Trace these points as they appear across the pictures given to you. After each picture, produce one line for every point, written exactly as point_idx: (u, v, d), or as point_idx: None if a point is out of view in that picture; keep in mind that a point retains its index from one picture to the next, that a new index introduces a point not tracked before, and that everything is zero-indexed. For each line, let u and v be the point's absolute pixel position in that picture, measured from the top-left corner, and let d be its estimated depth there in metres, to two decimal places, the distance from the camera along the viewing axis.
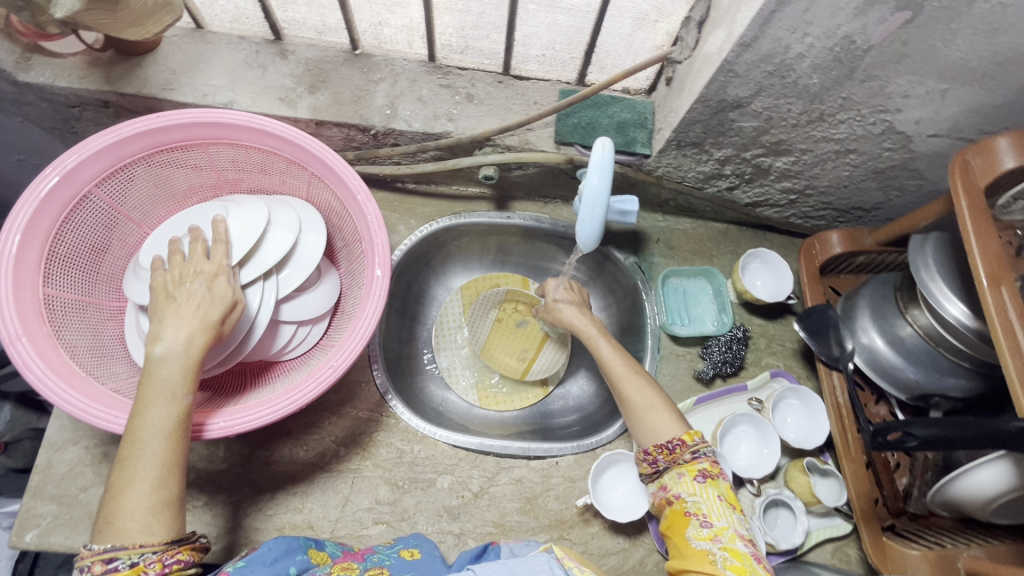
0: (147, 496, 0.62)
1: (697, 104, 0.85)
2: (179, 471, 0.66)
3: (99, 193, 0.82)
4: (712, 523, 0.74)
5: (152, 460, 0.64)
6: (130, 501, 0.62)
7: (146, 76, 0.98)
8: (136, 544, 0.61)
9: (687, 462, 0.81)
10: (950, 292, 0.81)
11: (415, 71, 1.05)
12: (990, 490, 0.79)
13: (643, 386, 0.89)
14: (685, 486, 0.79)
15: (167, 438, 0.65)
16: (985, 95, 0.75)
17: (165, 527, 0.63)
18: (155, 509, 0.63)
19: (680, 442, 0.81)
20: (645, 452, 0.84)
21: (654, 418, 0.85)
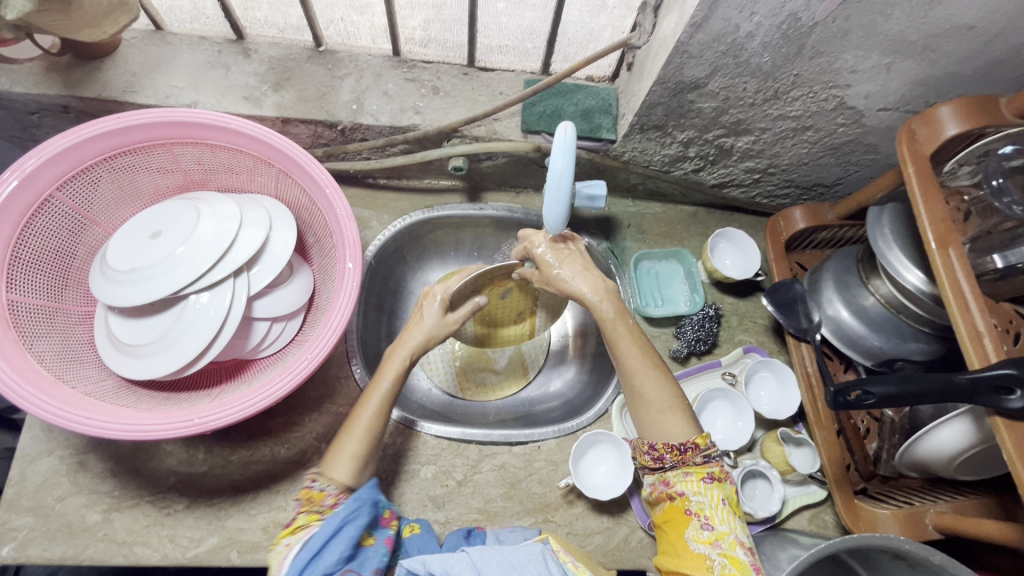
0: (357, 451, 0.77)
1: (656, 87, 0.87)
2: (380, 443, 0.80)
3: (62, 197, 0.81)
4: (714, 527, 0.74)
5: (369, 423, 0.79)
6: (350, 448, 0.77)
7: (106, 79, 0.97)
8: (337, 480, 0.75)
9: (697, 464, 0.79)
10: (907, 260, 0.84)
11: (379, 66, 1.05)
12: (952, 447, 0.82)
13: (660, 381, 0.83)
14: (690, 485, 0.78)
15: (385, 408, 0.81)
16: (927, 67, 0.79)
17: (360, 478, 0.77)
18: (357, 463, 0.77)
19: (693, 445, 0.79)
20: (652, 446, 0.81)
21: (667, 419, 0.81)
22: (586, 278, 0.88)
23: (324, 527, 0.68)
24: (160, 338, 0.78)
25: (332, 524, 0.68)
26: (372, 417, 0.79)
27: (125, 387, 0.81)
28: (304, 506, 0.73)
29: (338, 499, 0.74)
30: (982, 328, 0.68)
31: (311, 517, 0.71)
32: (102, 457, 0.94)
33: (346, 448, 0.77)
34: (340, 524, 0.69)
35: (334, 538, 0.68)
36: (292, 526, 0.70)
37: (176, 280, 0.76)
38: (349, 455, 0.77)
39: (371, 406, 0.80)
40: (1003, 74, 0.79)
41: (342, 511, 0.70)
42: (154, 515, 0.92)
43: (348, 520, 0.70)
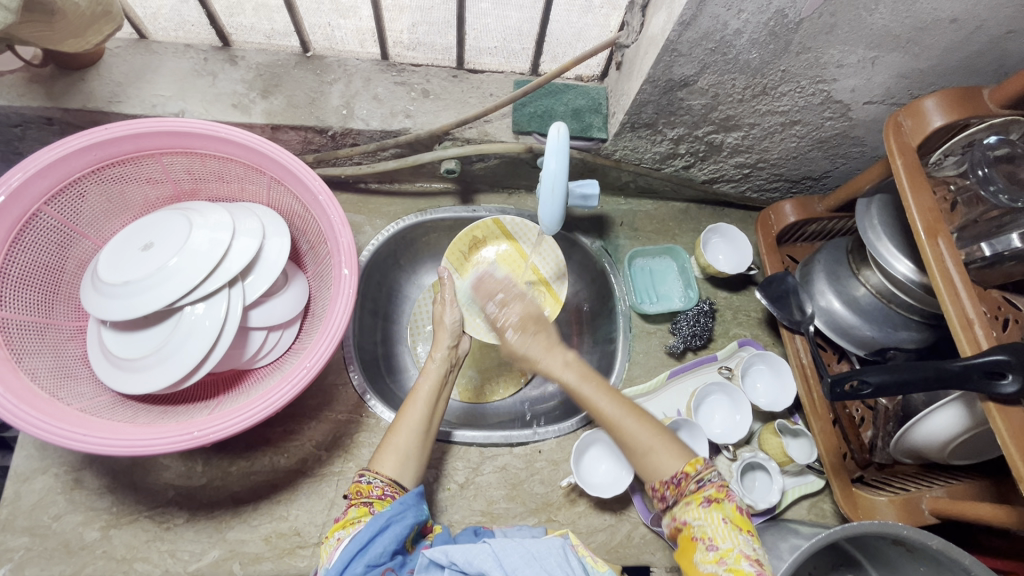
0: (401, 447, 0.80)
1: (646, 85, 0.87)
2: (428, 438, 0.83)
3: (50, 211, 0.80)
4: (717, 546, 0.69)
5: (417, 415, 0.83)
6: (398, 439, 0.81)
7: (91, 90, 0.95)
8: (385, 470, 0.77)
9: (693, 492, 0.75)
10: (896, 251, 0.85)
11: (368, 70, 1.05)
12: (946, 431, 0.83)
13: (639, 424, 0.81)
14: (690, 511, 0.73)
15: (429, 401, 0.85)
16: (911, 60, 0.80)
17: (404, 473, 0.79)
18: (401, 458, 0.80)
19: (683, 474, 0.76)
20: (653, 487, 0.78)
21: (655, 457, 0.78)
22: (552, 352, 0.90)
23: (372, 522, 0.70)
24: (155, 351, 0.77)
25: (377, 521, 0.70)
26: (416, 414, 0.83)
27: (121, 401, 0.80)
28: (353, 500, 0.75)
29: (385, 492, 0.76)
30: (973, 315, 0.69)
31: (360, 512, 0.73)
32: (98, 474, 0.92)
33: (392, 442, 0.80)
34: (387, 522, 0.70)
35: (381, 534, 0.69)
36: (343, 520, 0.72)
37: (170, 292, 0.75)
38: (395, 449, 0.80)
39: (417, 404, 0.84)
40: (986, 65, 0.81)
41: (388, 509, 0.71)
42: (154, 530, 0.91)
43: (395, 519, 0.71)
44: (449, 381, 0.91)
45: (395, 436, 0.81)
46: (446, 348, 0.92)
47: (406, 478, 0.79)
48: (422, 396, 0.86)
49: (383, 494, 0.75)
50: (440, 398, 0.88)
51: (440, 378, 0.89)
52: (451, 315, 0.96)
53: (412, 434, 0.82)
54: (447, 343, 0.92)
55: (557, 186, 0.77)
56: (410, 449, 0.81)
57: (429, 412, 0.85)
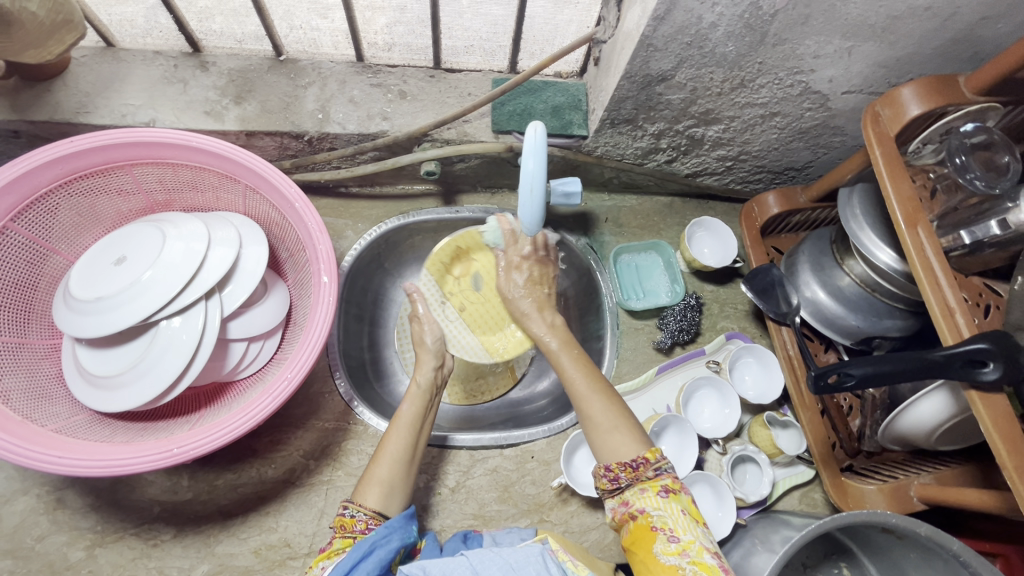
0: (385, 476, 0.79)
1: (624, 81, 0.86)
2: (410, 467, 0.82)
3: (18, 228, 0.78)
4: (679, 538, 0.67)
5: (398, 444, 0.82)
6: (379, 471, 0.79)
7: (57, 101, 0.93)
8: (364, 505, 0.76)
9: (650, 478, 0.72)
10: (878, 239, 0.85)
11: (343, 72, 1.03)
12: (931, 418, 0.83)
13: (605, 403, 0.80)
14: (648, 501, 0.71)
15: (409, 428, 0.84)
16: (887, 49, 0.80)
17: (389, 503, 0.78)
18: (385, 489, 0.78)
19: (642, 460, 0.73)
20: (607, 468, 0.74)
21: (618, 438, 0.76)
22: (542, 313, 0.95)
23: (355, 548, 0.69)
24: (132, 367, 0.75)
25: (361, 546, 0.69)
26: (399, 442, 0.82)
27: (99, 420, 0.79)
28: (337, 533, 0.74)
29: (368, 526, 0.74)
30: (954, 303, 0.69)
31: (345, 544, 0.72)
32: (81, 492, 0.91)
33: (375, 473, 0.79)
34: (370, 547, 0.69)
35: (364, 560, 0.68)
36: (327, 551, 0.71)
37: (143, 306, 0.74)
38: (375, 482, 0.78)
39: (400, 431, 0.83)
40: (962, 51, 0.81)
41: (372, 535, 0.71)
42: (140, 548, 0.89)
43: (379, 543, 0.71)
44: (432, 404, 0.90)
45: (377, 466, 0.80)
46: (428, 373, 0.91)
47: (391, 508, 0.78)
48: (404, 424, 0.84)
49: (367, 527, 0.74)
50: (425, 422, 0.87)
51: (423, 404, 0.87)
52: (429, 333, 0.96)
53: (394, 464, 0.80)
54: (429, 366, 0.92)
55: (534, 184, 0.75)
56: (393, 478, 0.79)
57: (412, 439, 0.83)
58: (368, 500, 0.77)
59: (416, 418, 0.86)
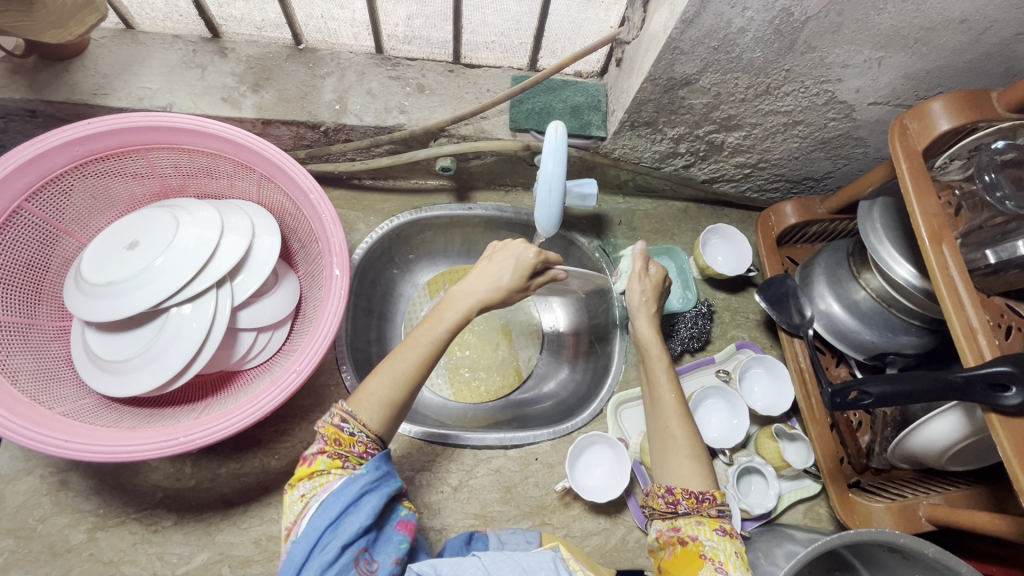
0: (390, 398, 0.71)
1: (647, 84, 0.85)
2: (416, 391, 0.75)
3: (32, 208, 0.77)
4: (727, 571, 0.67)
5: (410, 367, 0.73)
6: (383, 390, 0.71)
7: (75, 81, 0.92)
8: (362, 422, 0.69)
9: (711, 516, 0.74)
10: (897, 254, 0.83)
11: (362, 63, 1.02)
12: (946, 438, 0.82)
13: (688, 430, 0.83)
14: (702, 530, 0.72)
15: (429, 351, 0.75)
16: (918, 61, 0.78)
17: (387, 428, 0.72)
18: (389, 410, 0.71)
19: (710, 496, 0.75)
20: (669, 490, 0.76)
21: (692, 466, 0.79)
22: (646, 310, 0.93)
23: (343, 493, 0.62)
24: (143, 352, 0.75)
25: (351, 491, 0.62)
26: (416, 365, 0.73)
27: (106, 404, 0.78)
28: (328, 446, 0.67)
29: (366, 450, 0.68)
30: (976, 324, 0.67)
31: (332, 464, 0.65)
32: (84, 475, 0.91)
33: (380, 392, 0.71)
34: (360, 493, 0.62)
35: (353, 507, 0.62)
36: (313, 470, 0.65)
37: (157, 291, 0.73)
38: (382, 401, 0.71)
39: (414, 353, 0.74)
40: (994, 67, 0.79)
41: (363, 478, 0.63)
42: (141, 533, 0.89)
43: (370, 489, 0.63)
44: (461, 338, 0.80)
45: (383, 380, 0.72)
46: (490, 287, 0.80)
47: (388, 434, 0.72)
48: (429, 348, 0.75)
49: (364, 452, 0.68)
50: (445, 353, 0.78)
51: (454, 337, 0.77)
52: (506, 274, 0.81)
53: (403, 387, 0.72)
54: (475, 297, 0.79)
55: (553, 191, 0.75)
56: (400, 404, 0.72)
57: (428, 367, 0.75)
58: (372, 421, 0.70)
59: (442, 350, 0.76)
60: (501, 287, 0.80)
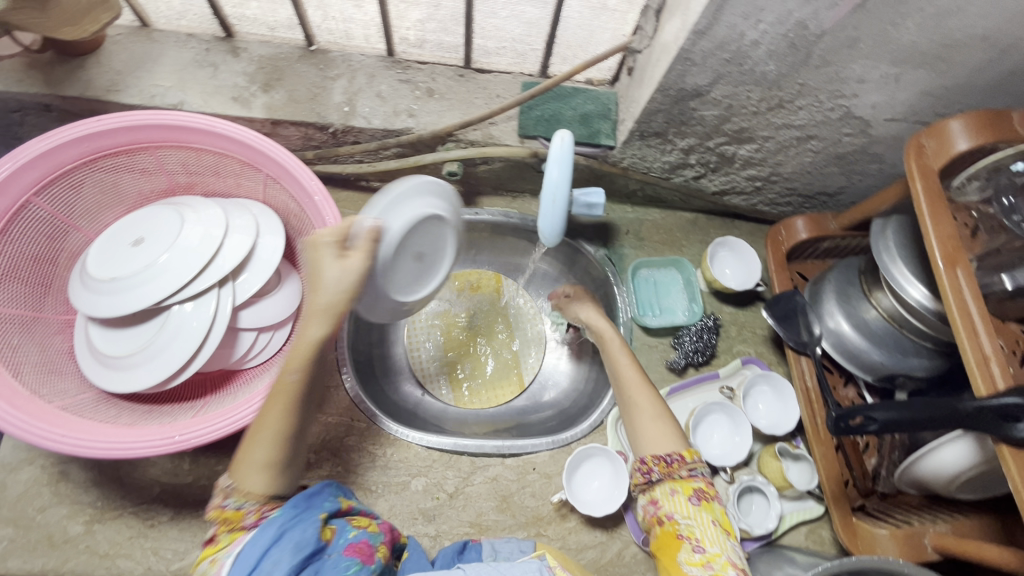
0: (266, 460, 0.66)
1: (657, 94, 0.84)
2: (295, 440, 0.69)
3: (41, 202, 0.78)
4: (705, 548, 0.71)
5: (273, 426, 0.67)
6: (255, 454, 0.66)
7: (90, 77, 0.94)
8: (242, 495, 0.66)
9: (683, 478, 0.78)
10: (911, 275, 0.81)
11: (373, 66, 1.02)
12: (955, 466, 0.80)
13: (649, 396, 0.87)
14: (678, 505, 0.76)
15: (287, 403, 0.67)
16: (937, 78, 0.76)
17: (279, 484, 0.68)
18: (271, 471, 0.67)
19: (679, 457, 0.79)
20: (642, 461, 0.80)
21: (659, 427, 0.83)
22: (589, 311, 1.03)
23: (263, 537, 0.62)
24: (144, 348, 0.75)
25: (270, 533, 0.62)
26: (279, 422, 0.67)
27: (106, 399, 0.79)
28: (222, 527, 0.65)
29: (262, 514, 0.66)
30: (989, 351, 0.65)
31: (232, 537, 0.64)
32: (84, 468, 0.91)
33: (251, 457, 0.66)
34: (280, 532, 0.62)
35: (276, 548, 0.61)
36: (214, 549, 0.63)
37: (158, 289, 0.74)
38: (261, 465, 0.66)
39: (277, 408, 0.67)
40: (1017, 86, 0.77)
41: (277, 520, 0.63)
42: (137, 527, 0.90)
43: (289, 526, 0.63)
44: (326, 362, 0.69)
45: (256, 445, 0.66)
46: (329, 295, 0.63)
47: (282, 487, 0.68)
48: (289, 396, 0.67)
49: (260, 518, 0.65)
50: (315, 387, 0.69)
51: (315, 370, 0.67)
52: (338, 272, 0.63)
53: (283, 441, 0.67)
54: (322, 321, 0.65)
55: (361, 220, 0.66)
56: (284, 457, 0.67)
57: (297, 415, 0.68)
58: (257, 488, 0.66)
59: (302, 392, 0.67)
60: (323, 307, 0.63)
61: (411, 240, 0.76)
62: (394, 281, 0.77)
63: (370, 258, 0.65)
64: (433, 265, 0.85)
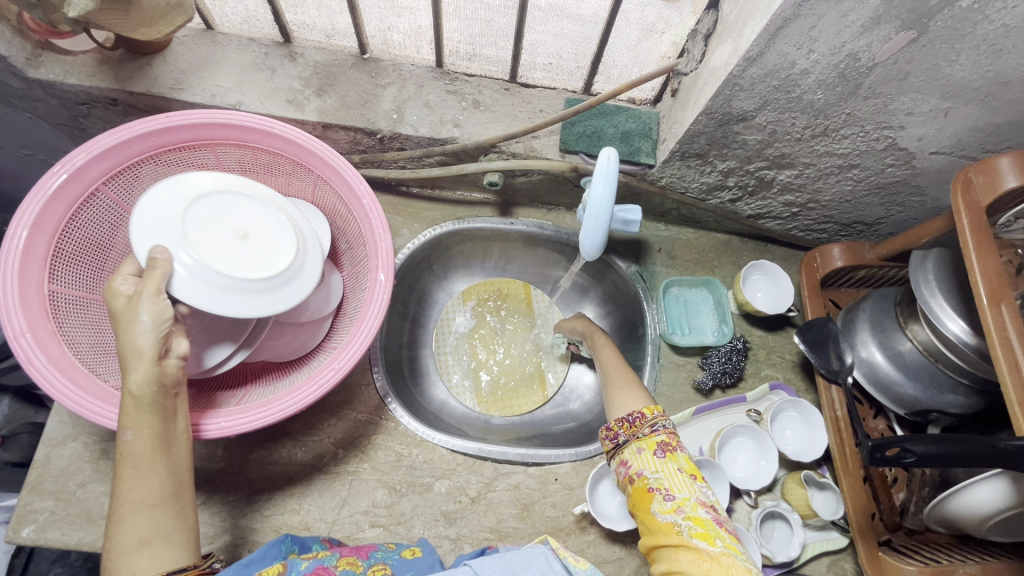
0: (142, 532, 0.60)
1: (702, 116, 0.85)
2: (172, 497, 0.62)
3: (107, 191, 0.82)
4: (675, 495, 0.68)
5: (137, 490, 0.60)
6: (126, 529, 0.59)
7: (156, 75, 0.98)
8: None
9: (646, 435, 0.74)
10: (950, 309, 0.80)
11: (422, 76, 1.06)
12: (988, 506, 0.78)
13: (620, 372, 0.88)
14: (645, 461, 0.72)
15: (144, 459, 0.61)
16: (989, 115, 0.76)
17: (168, 554, 0.61)
18: (148, 543, 0.60)
19: (639, 415, 0.76)
20: (607, 427, 0.77)
21: (623, 392, 0.83)
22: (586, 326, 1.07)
23: None
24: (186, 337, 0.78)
25: None
26: (139, 485, 0.60)
27: None
28: None
29: None
30: None
31: None
32: None
33: (122, 536, 0.59)
34: None
35: None
36: None
37: None
38: (136, 545, 0.59)
39: (128, 473, 0.61)
40: None
41: None
42: None
43: None
44: (171, 409, 0.65)
45: (119, 526, 0.59)
46: (146, 337, 0.63)
47: (175, 554, 0.61)
48: (135, 460, 0.61)
49: None
50: (175, 441, 0.64)
51: (157, 422, 0.63)
52: (148, 309, 0.64)
53: (153, 510, 0.61)
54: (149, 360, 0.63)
55: (143, 246, 0.71)
56: (160, 527, 0.61)
57: (162, 471, 0.62)
58: (138, 572, 0.59)
59: (150, 444, 0.62)
60: (130, 348, 0.62)
61: (200, 238, 0.74)
62: (222, 266, 0.73)
63: (162, 276, 0.67)
64: (273, 245, 0.78)
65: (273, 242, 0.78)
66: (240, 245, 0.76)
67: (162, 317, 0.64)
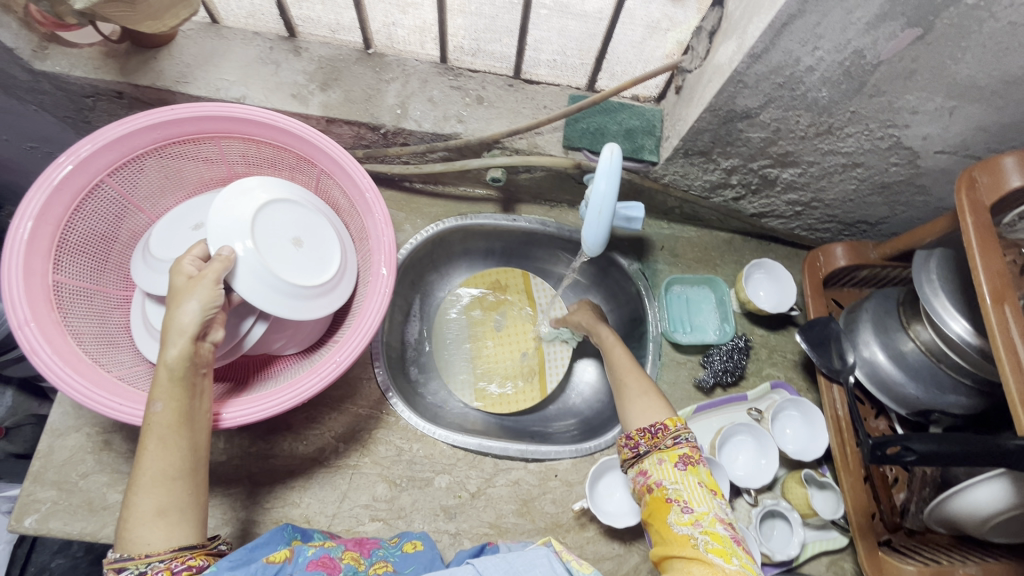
0: (158, 504, 0.60)
1: (706, 113, 0.85)
2: (187, 474, 0.63)
3: (111, 182, 0.83)
4: (693, 508, 0.71)
5: (158, 461, 0.62)
6: (140, 502, 0.60)
7: (161, 68, 0.98)
8: (143, 554, 0.59)
9: (668, 447, 0.77)
10: (953, 309, 0.80)
11: (426, 72, 1.06)
12: (988, 506, 0.78)
13: (636, 378, 0.90)
14: (666, 472, 0.75)
15: (169, 432, 0.63)
16: (993, 114, 0.76)
17: (181, 529, 0.61)
18: (164, 516, 0.61)
19: (663, 427, 0.79)
20: (627, 436, 0.81)
21: (642, 402, 0.85)
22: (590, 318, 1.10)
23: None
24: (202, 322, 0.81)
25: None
26: (163, 457, 0.62)
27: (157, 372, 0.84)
28: None
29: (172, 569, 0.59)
30: None
31: None
32: (126, 438, 0.95)
33: (139, 506, 0.60)
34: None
35: None
36: None
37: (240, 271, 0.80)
38: (154, 515, 0.60)
39: (151, 444, 0.62)
40: None
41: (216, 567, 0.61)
42: None
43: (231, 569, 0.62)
44: (199, 388, 0.67)
45: (138, 494, 0.60)
46: (191, 315, 0.66)
47: (185, 532, 0.62)
48: (161, 431, 0.63)
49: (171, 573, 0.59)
50: (198, 418, 0.66)
51: (186, 397, 0.65)
52: (204, 292, 0.68)
53: (171, 483, 0.62)
54: (185, 337, 0.65)
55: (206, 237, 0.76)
56: (177, 500, 0.62)
57: (184, 445, 0.63)
58: (153, 543, 0.60)
59: (176, 417, 0.64)
60: (174, 325, 0.66)
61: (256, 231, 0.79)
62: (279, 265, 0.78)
63: (225, 269, 0.71)
64: (321, 257, 0.84)
65: (322, 257, 0.84)
66: (292, 250, 0.81)
67: (213, 302, 0.68)
